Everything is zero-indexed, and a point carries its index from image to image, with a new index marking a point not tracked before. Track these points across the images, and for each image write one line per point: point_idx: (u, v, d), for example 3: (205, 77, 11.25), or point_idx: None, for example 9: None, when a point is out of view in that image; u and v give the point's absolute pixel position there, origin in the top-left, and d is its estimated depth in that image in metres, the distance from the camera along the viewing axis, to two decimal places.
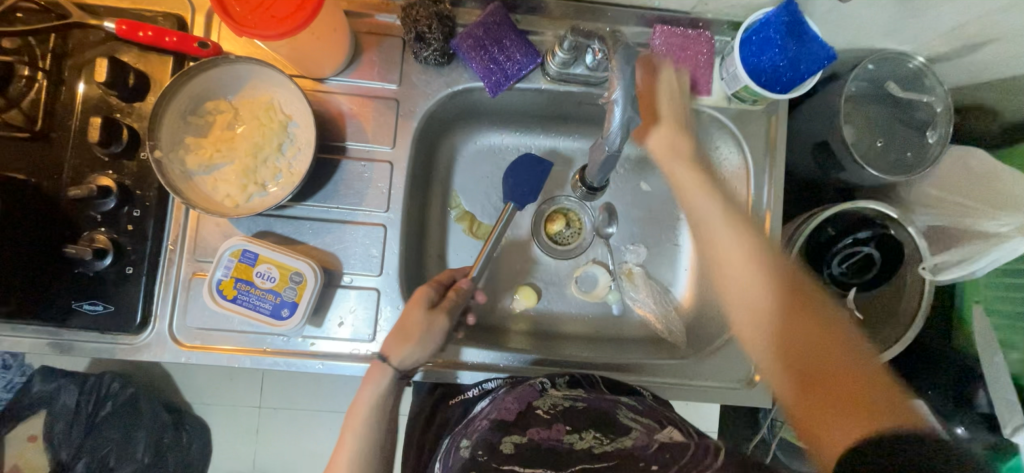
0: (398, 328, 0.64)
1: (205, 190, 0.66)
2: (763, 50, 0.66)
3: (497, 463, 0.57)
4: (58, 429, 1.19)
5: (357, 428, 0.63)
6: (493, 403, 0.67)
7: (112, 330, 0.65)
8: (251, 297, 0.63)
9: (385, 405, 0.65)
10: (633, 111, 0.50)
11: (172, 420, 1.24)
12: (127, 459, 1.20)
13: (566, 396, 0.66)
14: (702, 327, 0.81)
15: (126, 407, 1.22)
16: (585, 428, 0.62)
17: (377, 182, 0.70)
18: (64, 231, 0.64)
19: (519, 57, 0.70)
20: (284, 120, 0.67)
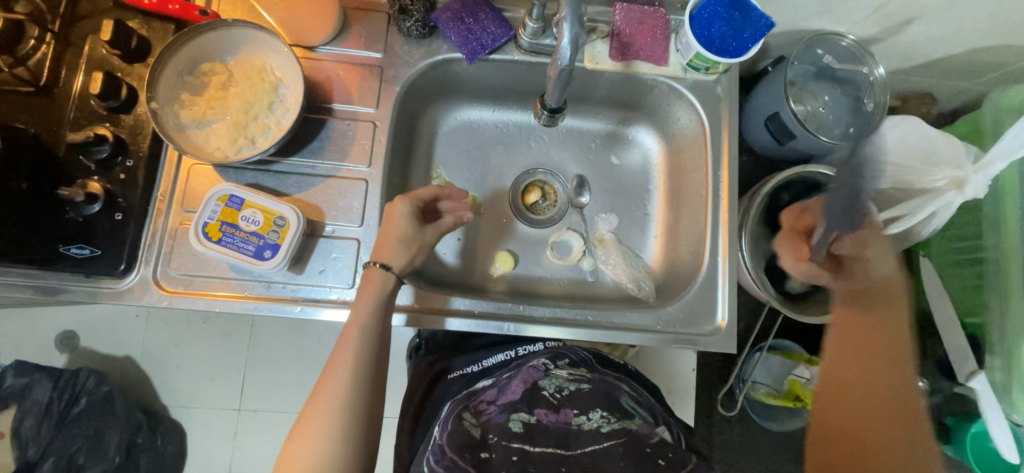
0: (386, 236, 0.68)
1: (197, 142, 0.71)
2: (709, 21, 0.74)
3: (505, 441, 0.65)
4: (26, 426, 1.16)
5: (355, 334, 0.63)
6: (497, 385, 0.74)
7: (96, 274, 0.67)
8: (235, 239, 0.66)
9: (381, 310, 0.66)
10: (580, 27, 0.56)
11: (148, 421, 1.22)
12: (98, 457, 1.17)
13: (571, 378, 0.74)
14: (670, 283, 0.85)
15: (101, 403, 1.20)
16: (591, 409, 0.69)
17: (360, 141, 0.75)
18: (58, 179, 0.67)
19: (493, 29, 0.77)
20: (275, 81, 0.73)
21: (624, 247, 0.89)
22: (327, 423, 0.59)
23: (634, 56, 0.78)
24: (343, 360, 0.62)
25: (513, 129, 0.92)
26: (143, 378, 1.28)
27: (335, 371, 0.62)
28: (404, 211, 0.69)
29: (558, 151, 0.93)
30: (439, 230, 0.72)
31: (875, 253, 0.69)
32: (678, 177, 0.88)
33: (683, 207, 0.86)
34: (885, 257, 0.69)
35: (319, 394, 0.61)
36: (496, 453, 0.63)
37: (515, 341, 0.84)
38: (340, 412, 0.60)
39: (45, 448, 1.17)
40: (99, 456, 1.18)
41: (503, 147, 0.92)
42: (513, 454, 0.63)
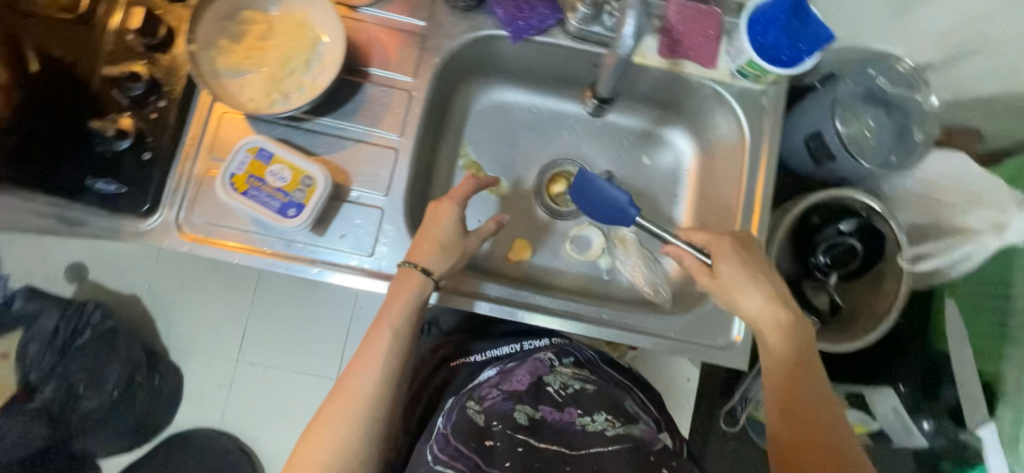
0: (430, 236, 0.68)
1: (231, 91, 0.69)
2: (767, 28, 0.70)
3: (509, 430, 0.61)
4: (31, 352, 1.18)
5: (386, 335, 0.64)
6: (500, 374, 0.73)
7: (119, 210, 0.67)
8: (261, 194, 0.66)
9: (416, 315, 0.66)
10: (645, 17, 0.55)
11: (147, 361, 1.25)
12: (96, 390, 1.20)
13: (574, 377, 0.73)
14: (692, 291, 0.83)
15: (106, 338, 1.22)
16: (596, 412, 0.66)
17: (395, 109, 0.73)
18: (90, 111, 0.66)
19: (542, 10, 0.75)
20: (315, 38, 0.72)
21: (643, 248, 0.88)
22: (348, 424, 0.60)
23: (684, 55, 0.76)
24: (372, 362, 0.63)
25: (546, 116, 0.91)
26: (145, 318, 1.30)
27: (362, 368, 0.63)
28: (450, 214, 0.70)
29: (589, 144, 0.92)
30: (482, 235, 0.72)
31: (751, 285, 0.66)
32: (710, 185, 0.86)
33: (710, 216, 0.85)
34: (726, 266, 0.67)
35: (345, 391, 0.62)
36: (499, 442, 0.59)
37: (522, 337, 0.83)
38: (363, 412, 0.61)
39: (45, 375, 1.19)
40: (99, 388, 1.20)
41: (534, 133, 0.92)
42: (518, 446, 0.59)
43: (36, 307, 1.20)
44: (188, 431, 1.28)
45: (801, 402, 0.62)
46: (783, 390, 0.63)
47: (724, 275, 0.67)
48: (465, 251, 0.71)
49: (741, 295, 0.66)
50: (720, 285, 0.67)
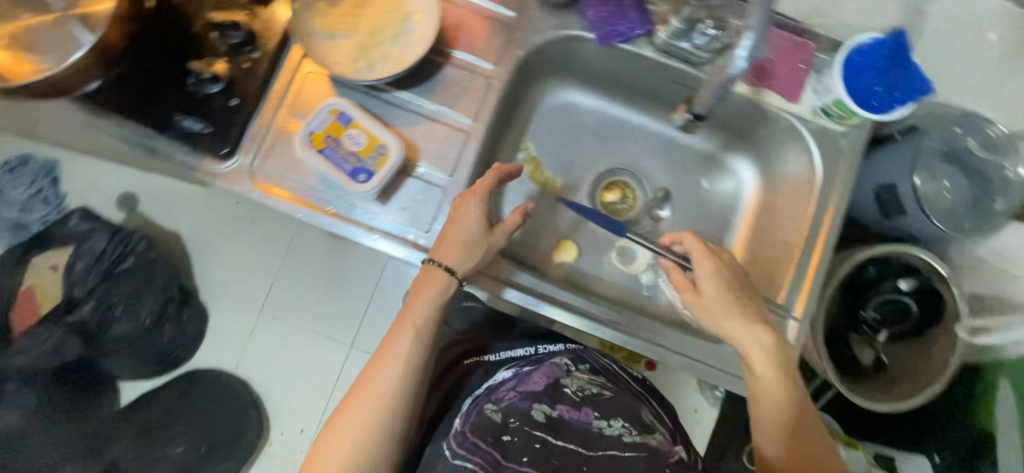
0: (456, 235, 0.67)
1: (320, 52, 0.71)
2: (866, 73, 0.69)
3: (528, 427, 0.62)
4: (78, 268, 1.24)
5: (408, 334, 0.66)
6: (516, 377, 0.72)
7: (201, 149, 0.70)
8: (335, 155, 0.68)
9: (437, 315, 0.68)
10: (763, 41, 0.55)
11: (180, 296, 1.31)
12: (131, 316, 1.26)
13: (592, 382, 0.73)
14: None
15: (145, 267, 1.28)
16: (613, 417, 0.66)
17: (472, 94, 0.74)
18: (191, 52, 0.69)
19: (632, 19, 0.74)
20: (407, 13, 0.73)
21: None
22: (366, 420, 0.62)
23: (768, 85, 0.75)
24: (392, 360, 0.65)
25: (612, 123, 0.91)
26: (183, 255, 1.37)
27: (384, 365, 0.65)
28: (476, 213, 0.68)
29: (651, 159, 0.92)
30: (507, 233, 0.70)
31: (730, 309, 0.68)
32: (769, 220, 0.85)
33: (764, 250, 0.84)
34: (711, 287, 0.70)
35: (366, 387, 0.64)
36: (517, 438, 0.60)
37: (538, 341, 0.84)
38: (381, 409, 0.63)
39: (87, 292, 1.24)
40: (132, 315, 1.26)
41: (597, 138, 0.92)
42: (536, 442, 0.60)
43: (88, 229, 1.27)
44: (206, 369, 1.33)
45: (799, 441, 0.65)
46: (785, 427, 0.66)
47: (707, 294, 0.70)
48: (488, 249, 0.69)
49: (725, 322, 0.68)
50: (702, 306, 0.70)
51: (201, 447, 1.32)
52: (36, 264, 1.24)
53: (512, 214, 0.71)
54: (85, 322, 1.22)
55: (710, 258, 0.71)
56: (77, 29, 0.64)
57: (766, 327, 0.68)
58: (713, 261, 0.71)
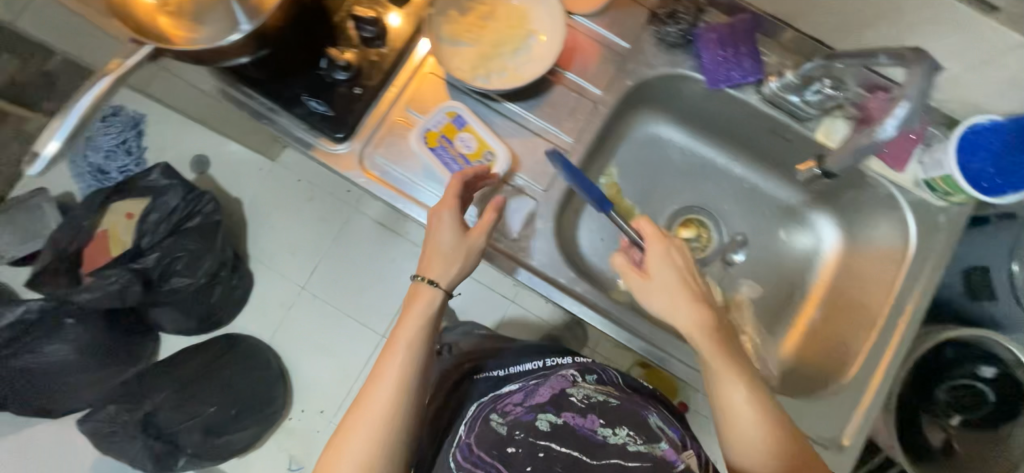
0: (441, 247, 0.67)
1: (443, 55, 0.75)
2: (979, 158, 0.69)
3: (533, 438, 0.59)
4: (151, 219, 1.31)
5: (400, 355, 0.63)
6: (524, 391, 0.69)
7: (319, 130, 0.74)
8: (446, 154, 0.73)
9: (431, 328, 0.66)
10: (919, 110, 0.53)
11: (232, 260, 1.43)
12: (189, 272, 1.31)
13: (598, 390, 0.68)
14: (805, 379, 0.80)
15: (208, 229, 1.34)
16: (619, 425, 0.60)
17: (577, 116, 0.77)
18: (326, 39, 0.74)
19: (747, 66, 0.75)
20: (530, 31, 0.76)
21: (755, 320, 0.87)
22: (362, 440, 0.59)
23: None
24: (384, 375, 0.62)
25: (697, 162, 0.92)
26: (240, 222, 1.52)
27: (377, 391, 0.61)
28: (450, 221, 0.67)
29: (730, 203, 0.92)
30: (485, 231, 0.68)
31: (668, 292, 0.62)
32: (847, 284, 0.84)
33: (838, 312, 0.83)
34: (661, 268, 0.63)
35: (362, 406, 0.61)
36: (521, 450, 0.58)
37: (544, 354, 0.82)
38: (376, 429, 0.60)
39: (155, 243, 1.30)
40: (190, 270, 1.32)
41: (680, 175, 0.93)
42: (539, 452, 0.57)
43: (166, 186, 1.36)
44: (240, 334, 1.45)
45: None
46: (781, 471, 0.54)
47: (657, 277, 0.63)
48: (462, 254, 0.67)
49: (680, 319, 0.61)
50: (649, 291, 0.63)
51: (229, 410, 1.35)
52: (116, 210, 1.35)
53: (486, 216, 0.69)
54: (149, 270, 1.28)
55: (660, 239, 0.65)
56: (237, 7, 0.70)
57: (711, 309, 0.61)
58: (661, 242, 0.65)
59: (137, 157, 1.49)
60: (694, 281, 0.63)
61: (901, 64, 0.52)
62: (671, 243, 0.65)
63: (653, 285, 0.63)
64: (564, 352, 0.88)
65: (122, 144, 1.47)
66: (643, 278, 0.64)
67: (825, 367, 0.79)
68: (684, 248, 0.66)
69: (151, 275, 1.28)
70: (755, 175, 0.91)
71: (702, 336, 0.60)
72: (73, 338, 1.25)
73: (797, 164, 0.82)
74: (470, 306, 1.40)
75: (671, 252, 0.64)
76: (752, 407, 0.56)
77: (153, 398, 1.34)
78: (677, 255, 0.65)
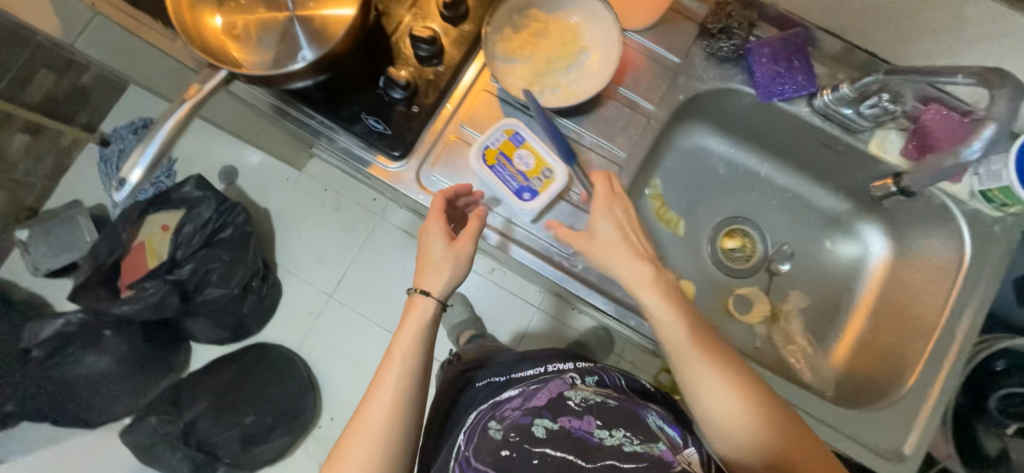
0: (436, 262, 0.68)
1: (498, 73, 0.76)
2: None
3: (526, 442, 0.58)
4: (185, 231, 1.31)
5: (397, 365, 0.64)
6: (523, 396, 0.68)
7: (376, 147, 0.76)
8: (505, 171, 0.74)
9: (428, 337, 0.67)
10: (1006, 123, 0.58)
11: (263, 270, 1.43)
12: (223, 282, 1.33)
13: (596, 392, 0.66)
14: (860, 388, 0.81)
15: (240, 239, 1.36)
16: (615, 425, 0.59)
17: (629, 130, 0.77)
18: (384, 58, 0.75)
19: (799, 79, 0.76)
20: (582, 47, 0.77)
21: (803, 330, 0.88)
22: (364, 453, 0.60)
23: None
24: (382, 387, 0.63)
25: (741, 172, 0.92)
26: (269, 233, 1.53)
27: (375, 404, 0.62)
28: (438, 231, 0.69)
29: (774, 212, 0.92)
30: (473, 238, 0.69)
31: (615, 246, 0.65)
32: (896, 293, 0.84)
33: (888, 322, 0.83)
34: (601, 226, 0.67)
35: (361, 418, 0.62)
36: (517, 454, 0.56)
37: (546, 359, 0.80)
38: (376, 441, 0.60)
39: (189, 254, 1.31)
40: (224, 281, 1.33)
41: (724, 185, 0.93)
42: (534, 458, 0.55)
43: (199, 197, 1.35)
44: (270, 344, 1.45)
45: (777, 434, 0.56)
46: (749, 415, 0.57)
47: (603, 231, 0.66)
48: (451, 262, 0.68)
49: (637, 283, 0.64)
50: (593, 248, 0.66)
51: (266, 420, 1.37)
52: (152, 222, 1.34)
53: (472, 223, 0.70)
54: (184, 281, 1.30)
55: (609, 198, 0.68)
56: (301, 31, 0.71)
57: (651, 262, 0.65)
58: (605, 198, 0.68)
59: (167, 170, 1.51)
60: (637, 240, 0.67)
61: (982, 84, 0.57)
62: (614, 195, 0.69)
63: (605, 246, 0.66)
64: (569, 353, 0.84)
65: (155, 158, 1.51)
66: (596, 239, 0.67)
67: (879, 376, 0.80)
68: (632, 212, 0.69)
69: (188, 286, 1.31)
70: (800, 185, 0.91)
71: (647, 294, 0.63)
72: (111, 351, 1.31)
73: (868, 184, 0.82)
74: (499, 315, 1.40)
75: (613, 202, 0.68)
76: (699, 353, 0.60)
77: (192, 408, 1.36)
78: (619, 207, 0.68)
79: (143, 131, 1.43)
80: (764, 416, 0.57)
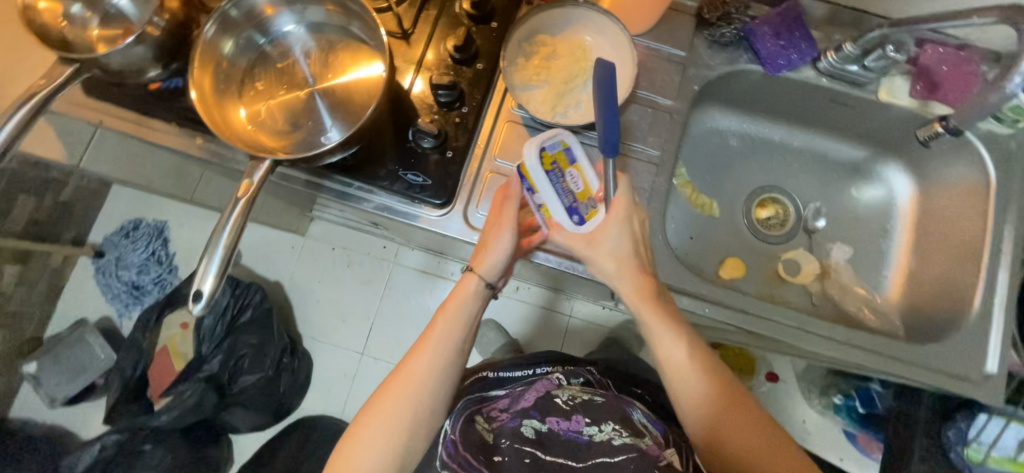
0: (486, 243, 0.71)
1: (521, 101, 0.77)
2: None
3: (517, 445, 0.69)
4: (206, 324, 1.28)
5: (439, 329, 0.70)
6: (511, 397, 0.80)
7: (419, 199, 0.75)
8: (556, 182, 0.68)
9: (472, 311, 0.72)
10: None
11: (291, 347, 1.35)
12: (256, 367, 1.26)
13: (583, 390, 0.79)
14: (926, 319, 0.84)
15: (261, 319, 1.29)
16: (603, 421, 0.71)
17: (655, 128, 0.80)
18: (408, 113, 0.76)
19: (803, 47, 0.80)
20: (593, 61, 0.79)
21: (855, 278, 0.91)
22: (400, 404, 0.67)
23: (937, 97, 0.80)
24: (425, 347, 0.69)
25: (758, 142, 0.95)
26: (287, 305, 1.46)
27: (419, 361, 0.69)
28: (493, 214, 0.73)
29: (796, 174, 0.96)
30: (511, 216, 0.69)
31: (610, 241, 0.68)
32: (932, 223, 0.88)
33: (932, 251, 0.87)
34: (613, 235, 0.68)
35: (401, 373, 0.69)
36: (507, 456, 0.67)
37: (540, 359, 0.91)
38: (413, 394, 0.67)
39: (214, 347, 1.28)
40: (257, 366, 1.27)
41: (745, 158, 0.95)
42: (525, 457, 0.66)
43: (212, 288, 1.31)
44: (313, 418, 1.37)
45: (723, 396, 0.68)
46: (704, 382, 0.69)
47: (607, 235, 0.68)
48: (495, 247, 0.70)
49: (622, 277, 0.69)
50: (601, 255, 0.68)
51: None
52: (170, 322, 1.30)
53: (505, 207, 0.70)
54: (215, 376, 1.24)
55: (627, 209, 0.69)
56: (321, 101, 0.71)
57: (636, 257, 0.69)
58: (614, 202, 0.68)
59: (168, 264, 1.38)
60: (644, 249, 0.70)
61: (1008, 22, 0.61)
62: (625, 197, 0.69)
63: (600, 240, 0.68)
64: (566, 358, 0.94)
65: (152, 257, 1.37)
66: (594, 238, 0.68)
67: (939, 306, 0.83)
68: (644, 221, 0.71)
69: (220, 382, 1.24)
70: (816, 141, 0.94)
71: (644, 304, 0.69)
72: (157, 464, 1.22)
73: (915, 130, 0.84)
74: (534, 333, 1.35)
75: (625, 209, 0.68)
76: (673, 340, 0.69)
77: None
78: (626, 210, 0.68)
79: (135, 233, 1.38)
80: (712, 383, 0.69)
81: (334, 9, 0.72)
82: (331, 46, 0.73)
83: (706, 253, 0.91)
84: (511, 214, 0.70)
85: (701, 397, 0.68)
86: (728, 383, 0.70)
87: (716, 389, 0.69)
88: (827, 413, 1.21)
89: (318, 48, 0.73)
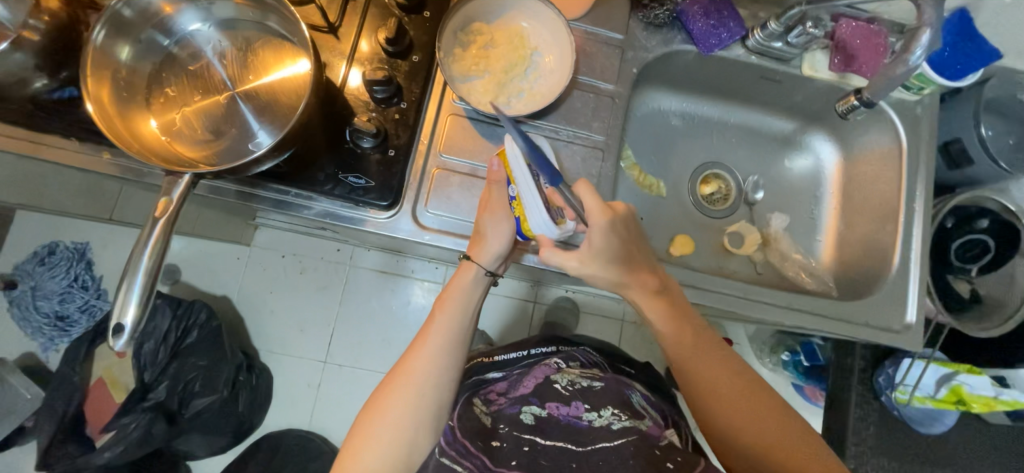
0: (482, 230, 0.70)
1: (461, 94, 0.75)
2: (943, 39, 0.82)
3: (516, 431, 0.68)
4: (146, 349, 1.17)
5: (442, 319, 0.70)
6: (511, 384, 0.80)
7: (364, 203, 0.72)
8: (533, 177, 0.66)
9: (473, 300, 0.73)
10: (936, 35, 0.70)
11: (246, 362, 1.28)
12: (209, 389, 1.18)
13: (581, 375, 0.79)
14: (854, 279, 0.90)
15: (211, 337, 1.21)
16: (602, 407, 0.71)
17: (598, 113, 0.80)
18: (344, 112, 0.72)
19: (731, 25, 0.83)
20: (532, 48, 0.79)
21: (793, 245, 0.96)
22: (407, 397, 0.66)
23: (855, 69, 0.84)
24: (427, 338, 0.69)
25: (698, 121, 0.98)
26: (237, 320, 1.38)
27: (425, 348, 0.68)
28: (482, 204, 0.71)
29: (735, 150, 1.00)
30: (503, 202, 0.69)
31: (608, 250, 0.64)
32: (856, 187, 0.94)
33: (857, 212, 0.94)
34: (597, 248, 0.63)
35: (404, 367, 0.68)
36: (507, 442, 0.66)
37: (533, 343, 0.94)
38: (419, 385, 0.66)
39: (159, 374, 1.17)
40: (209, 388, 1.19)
41: (686, 138, 0.98)
42: (524, 445, 0.66)
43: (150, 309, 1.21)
44: (277, 432, 1.31)
45: (733, 388, 0.66)
46: (718, 374, 0.67)
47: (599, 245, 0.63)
48: (494, 234, 0.69)
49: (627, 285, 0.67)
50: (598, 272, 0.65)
51: None
52: (104, 353, 1.19)
53: (493, 192, 0.69)
54: (161, 405, 1.13)
55: (605, 212, 0.61)
56: (245, 105, 0.66)
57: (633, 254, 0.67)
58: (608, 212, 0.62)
59: (95, 290, 1.25)
60: (634, 248, 0.66)
61: None
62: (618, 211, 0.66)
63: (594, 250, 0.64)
64: (555, 340, 0.97)
65: (76, 282, 1.24)
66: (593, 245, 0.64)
67: (866, 264, 0.89)
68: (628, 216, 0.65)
69: (168, 410, 1.14)
70: (751, 117, 0.99)
71: (651, 303, 0.68)
72: None
73: (836, 103, 0.89)
74: (505, 329, 1.34)
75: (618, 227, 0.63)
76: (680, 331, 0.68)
77: None
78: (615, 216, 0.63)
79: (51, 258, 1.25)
80: (726, 375, 0.67)
81: (245, 4, 0.66)
82: (249, 44, 0.67)
83: (657, 232, 0.94)
84: (501, 198, 0.69)
85: (717, 390, 0.66)
86: (740, 377, 0.67)
87: (729, 383, 0.66)
88: (777, 369, 1.30)
89: (234, 47, 0.67)
